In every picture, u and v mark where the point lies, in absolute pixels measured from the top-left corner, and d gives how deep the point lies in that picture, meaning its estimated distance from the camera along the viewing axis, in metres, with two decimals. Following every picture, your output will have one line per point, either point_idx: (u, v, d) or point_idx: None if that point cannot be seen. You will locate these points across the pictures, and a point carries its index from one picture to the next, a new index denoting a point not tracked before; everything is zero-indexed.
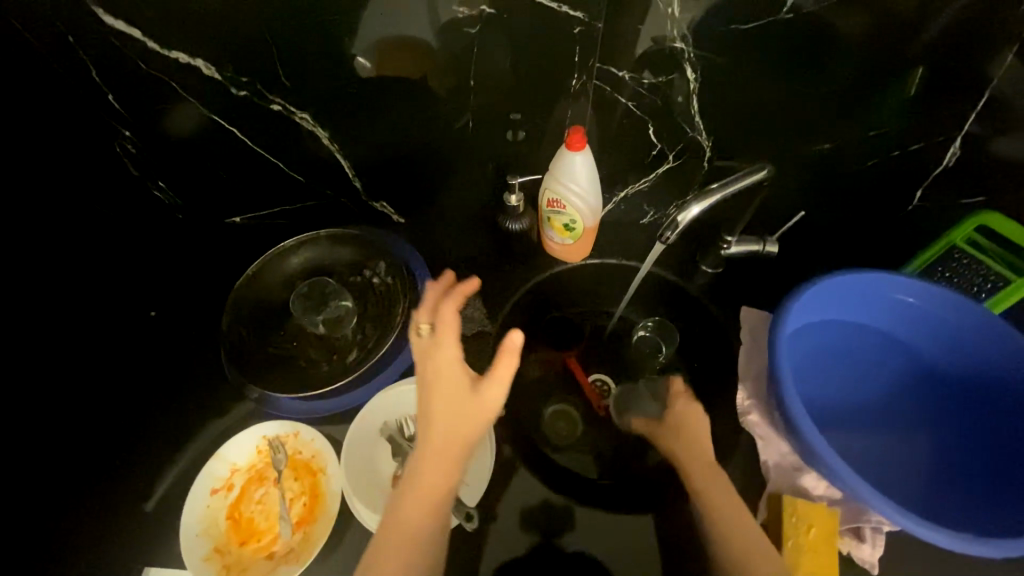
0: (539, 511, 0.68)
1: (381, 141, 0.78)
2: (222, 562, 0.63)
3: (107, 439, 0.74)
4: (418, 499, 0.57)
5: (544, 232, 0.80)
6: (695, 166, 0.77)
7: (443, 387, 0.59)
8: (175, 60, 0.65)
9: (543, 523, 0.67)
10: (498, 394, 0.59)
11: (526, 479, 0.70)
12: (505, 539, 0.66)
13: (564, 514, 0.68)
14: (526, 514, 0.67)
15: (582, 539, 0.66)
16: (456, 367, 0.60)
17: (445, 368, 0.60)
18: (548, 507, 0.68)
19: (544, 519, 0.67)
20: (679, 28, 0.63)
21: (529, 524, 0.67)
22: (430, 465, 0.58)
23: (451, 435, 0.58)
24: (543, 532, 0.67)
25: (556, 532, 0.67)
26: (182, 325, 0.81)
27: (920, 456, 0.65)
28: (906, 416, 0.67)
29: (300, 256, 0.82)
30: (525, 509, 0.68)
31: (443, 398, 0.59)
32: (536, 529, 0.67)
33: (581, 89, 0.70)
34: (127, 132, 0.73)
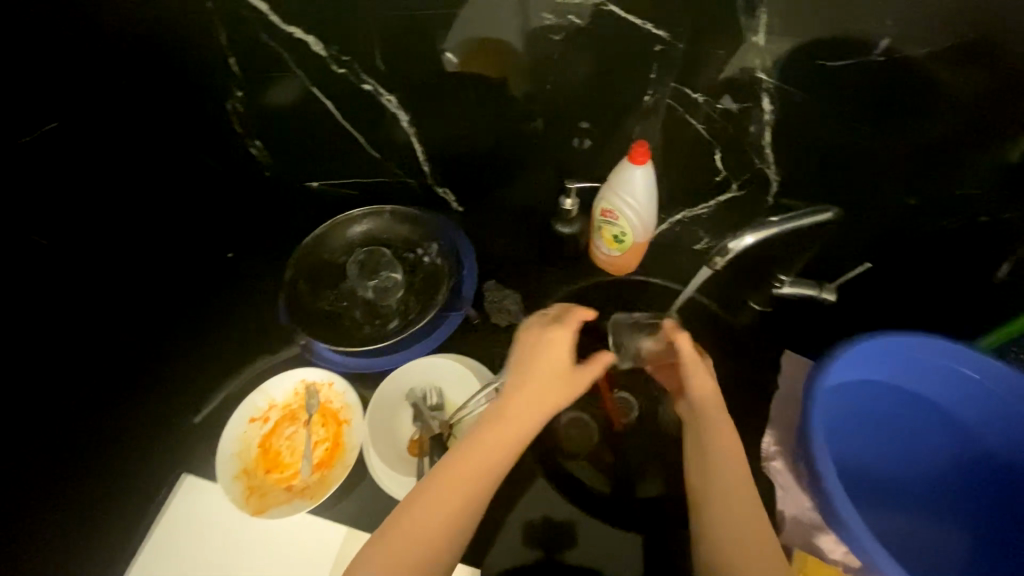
0: (542, 525, 0.74)
1: (454, 131, 0.83)
2: (246, 484, 0.69)
3: (174, 356, 0.83)
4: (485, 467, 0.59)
5: (593, 241, 0.81)
6: (758, 201, 0.76)
7: (552, 368, 0.64)
8: (291, 35, 0.72)
9: (545, 540, 0.74)
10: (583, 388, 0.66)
11: (537, 496, 0.76)
12: (511, 549, 0.73)
13: (565, 533, 0.74)
14: (531, 528, 0.74)
15: (584, 555, 0.73)
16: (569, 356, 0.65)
17: (560, 352, 0.65)
18: (550, 524, 0.74)
19: (548, 535, 0.74)
20: (763, 59, 0.62)
21: (533, 539, 0.74)
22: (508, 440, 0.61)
23: (528, 420, 0.62)
24: (545, 547, 0.73)
25: (557, 549, 0.73)
26: (253, 268, 0.90)
27: (954, 547, 0.60)
28: (950, 503, 0.63)
29: (365, 225, 0.88)
30: (529, 523, 0.75)
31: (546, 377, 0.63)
32: (540, 545, 0.73)
33: (652, 105, 0.71)
34: (239, 92, 0.82)
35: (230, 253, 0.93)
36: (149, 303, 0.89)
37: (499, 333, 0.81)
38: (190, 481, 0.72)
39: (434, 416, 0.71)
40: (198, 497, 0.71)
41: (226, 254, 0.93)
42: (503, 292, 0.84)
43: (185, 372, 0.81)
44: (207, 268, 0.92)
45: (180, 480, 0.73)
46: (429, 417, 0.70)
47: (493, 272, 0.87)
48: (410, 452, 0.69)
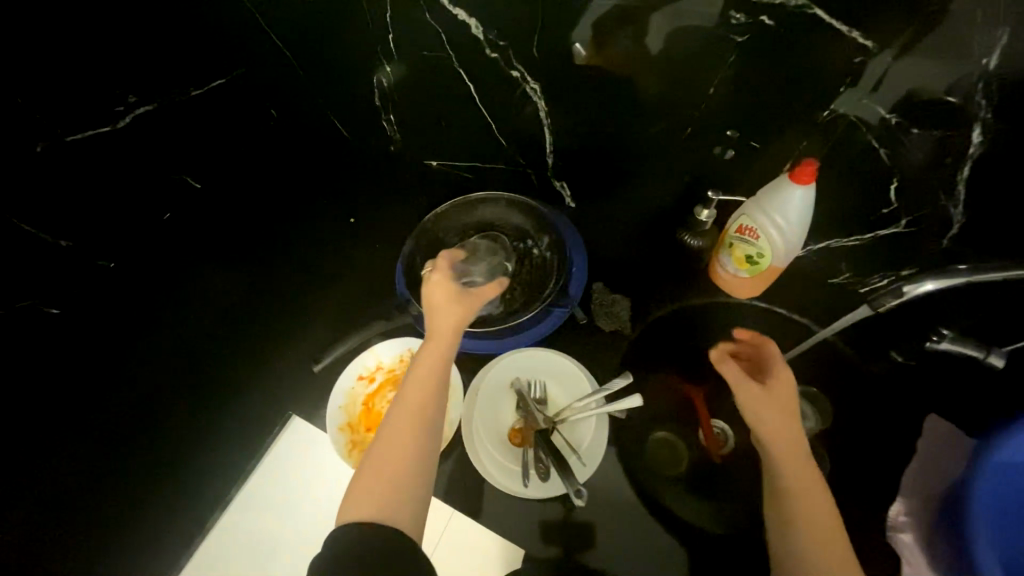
0: (561, 525, 0.71)
1: (589, 126, 0.81)
2: (350, 437, 0.73)
3: (294, 308, 0.89)
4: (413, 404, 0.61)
5: (718, 259, 0.76)
6: (925, 243, 0.67)
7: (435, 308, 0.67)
8: (454, 16, 0.73)
9: (565, 538, 0.71)
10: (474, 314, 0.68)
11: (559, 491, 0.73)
12: (528, 541, 0.71)
13: (585, 535, 0.71)
14: (547, 526, 0.71)
15: (604, 560, 0.71)
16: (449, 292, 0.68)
17: (438, 294, 0.68)
18: (568, 523, 0.72)
19: (569, 535, 0.71)
20: (985, 85, 0.54)
21: (551, 536, 0.71)
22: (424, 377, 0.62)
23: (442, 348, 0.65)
24: (565, 546, 0.71)
25: (577, 549, 0.71)
26: (371, 233, 0.96)
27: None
28: None
29: (482, 210, 0.90)
30: (547, 522, 0.71)
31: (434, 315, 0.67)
32: (559, 543, 0.71)
33: (830, 121, 0.64)
34: (388, 67, 0.84)
35: (351, 218, 0.99)
36: (275, 253, 0.95)
37: (601, 337, 0.80)
38: (297, 421, 0.79)
39: (539, 410, 0.72)
40: (303, 438, 0.78)
41: (347, 219, 0.99)
42: (613, 296, 0.82)
43: (302, 323, 0.87)
44: (329, 229, 0.98)
45: (289, 420, 0.79)
46: (535, 408, 0.72)
47: (600, 273, 0.85)
48: (512, 440, 0.72)
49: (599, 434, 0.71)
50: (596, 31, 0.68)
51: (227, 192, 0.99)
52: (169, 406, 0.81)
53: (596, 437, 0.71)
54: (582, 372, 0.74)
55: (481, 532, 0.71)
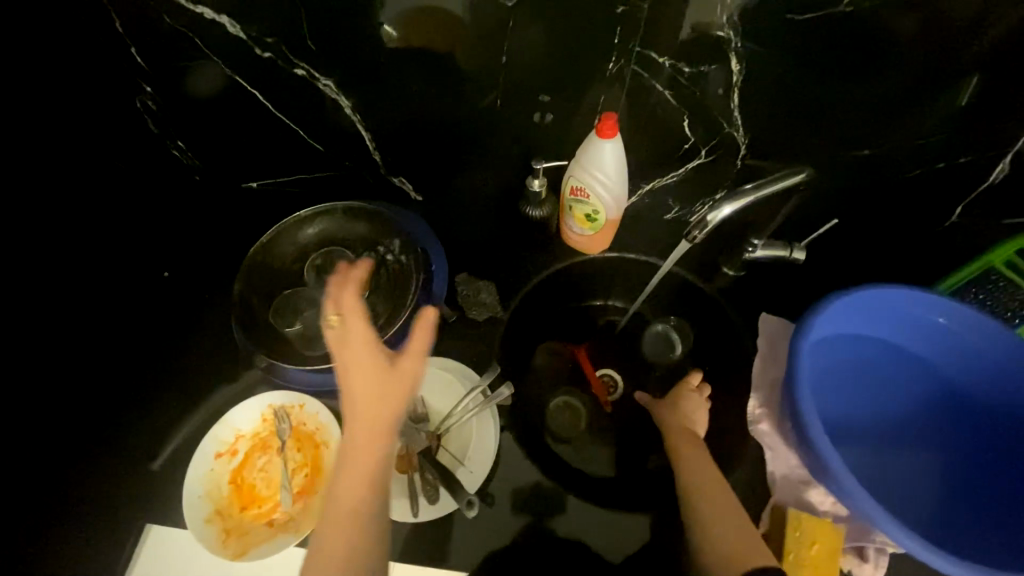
0: (531, 493, 0.69)
1: (404, 115, 0.75)
2: (222, 526, 0.64)
3: (120, 398, 0.74)
4: (348, 498, 0.55)
5: (564, 222, 0.77)
6: (727, 165, 0.74)
7: (357, 378, 0.56)
8: (201, 15, 0.62)
9: (534, 506, 0.68)
10: (415, 368, 0.57)
11: (513, 464, 0.70)
12: (498, 522, 0.67)
13: (556, 497, 0.68)
14: (518, 497, 0.68)
15: (570, 525, 0.67)
16: (373, 353, 0.56)
17: (358, 356, 0.56)
18: (540, 490, 0.69)
19: (538, 501, 0.68)
20: (728, 13, 0.58)
21: (521, 505, 0.68)
22: (353, 463, 0.55)
23: (368, 425, 0.55)
24: (535, 515, 0.68)
25: (546, 514, 0.68)
26: (195, 284, 0.82)
27: (926, 479, 0.64)
28: (921, 437, 0.66)
29: (316, 227, 0.81)
30: (517, 491, 0.68)
31: (359, 386, 0.56)
32: (529, 511, 0.68)
33: (617, 73, 0.66)
34: (149, 87, 0.71)
35: (167, 271, 0.83)
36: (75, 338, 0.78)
37: (476, 328, 0.78)
38: (155, 529, 0.67)
39: (419, 428, 0.68)
40: (167, 544, 0.66)
41: (161, 274, 0.83)
42: (477, 283, 0.79)
43: (134, 412, 0.73)
44: (140, 292, 0.82)
45: (145, 530, 0.66)
46: (415, 429, 0.68)
47: (462, 264, 0.82)
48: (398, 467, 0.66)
49: (483, 434, 0.69)
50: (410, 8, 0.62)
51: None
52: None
53: (482, 438, 0.68)
54: (461, 375, 0.73)
55: (440, 530, 0.66)
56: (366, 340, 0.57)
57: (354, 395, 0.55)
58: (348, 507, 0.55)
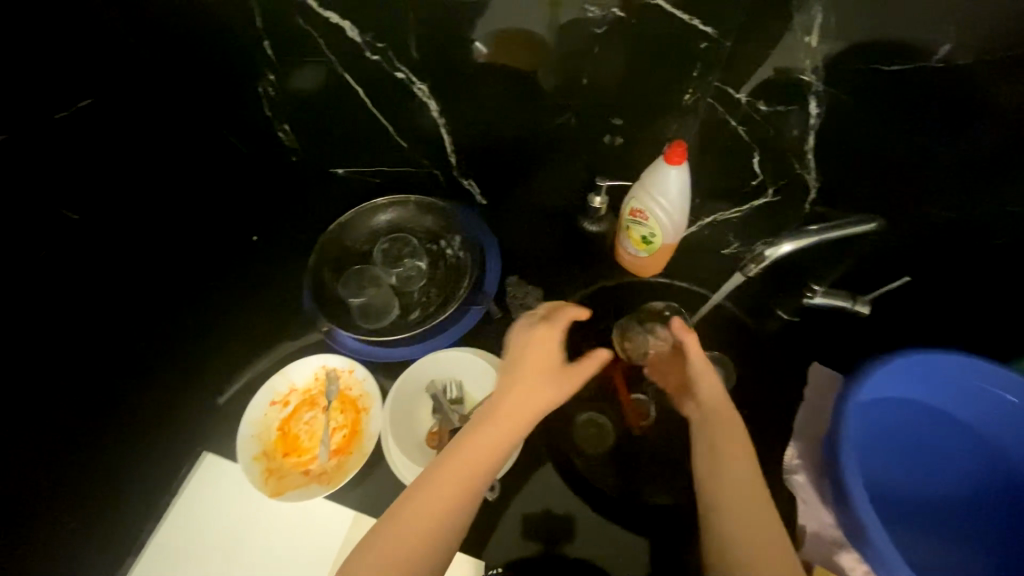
0: (541, 517, 0.74)
1: (484, 123, 0.81)
2: (266, 466, 0.70)
3: (198, 337, 0.84)
4: (469, 461, 0.59)
5: (619, 240, 0.79)
6: (794, 206, 0.73)
7: (538, 362, 0.65)
8: (327, 19, 0.71)
9: (546, 531, 0.73)
10: (581, 379, 0.66)
11: (532, 488, 0.75)
12: (512, 540, 0.73)
13: (565, 523, 0.73)
14: (530, 522, 0.73)
15: (578, 547, 0.72)
16: (557, 348, 0.67)
17: (547, 343, 0.67)
18: (551, 517, 0.74)
19: (548, 528, 0.73)
20: (814, 59, 0.59)
21: (532, 530, 0.73)
22: (494, 432, 0.60)
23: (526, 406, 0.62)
24: (544, 542, 0.73)
25: (557, 540, 0.73)
26: (279, 250, 0.92)
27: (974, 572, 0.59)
28: (981, 527, 0.60)
29: (389, 214, 0.88)
30: (528, 516, 0.74)
31: (536, 369, 0.65)
32: (539, 538, 0.73)
33: (692, 105, 0.68)
34: (271, 76, 0.82)
35: (255, 236, 0.94)
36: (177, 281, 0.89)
37: None
38: (210, 458, 0.74)
39: (454, 409, 0.72)
40: (220, 473, 0.73)
41: (250, 237, 0.94)
42: (525, 287, 0.83)
43: (209, 352, 0.82)
44: (232, 250, 0.93)
45: (201, 457, 0.74)
46: (449, 409, 0.71)
47: (514, 267, 0.86)
48: (427, 443, 0.70)
49: None
50: (504, 29, 0.68)
51: (112, 222, 0.88)
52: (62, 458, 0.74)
53: None
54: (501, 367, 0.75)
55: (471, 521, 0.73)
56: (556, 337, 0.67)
57: (528, 372, 0.64)
58: (468, 474, 0.58)
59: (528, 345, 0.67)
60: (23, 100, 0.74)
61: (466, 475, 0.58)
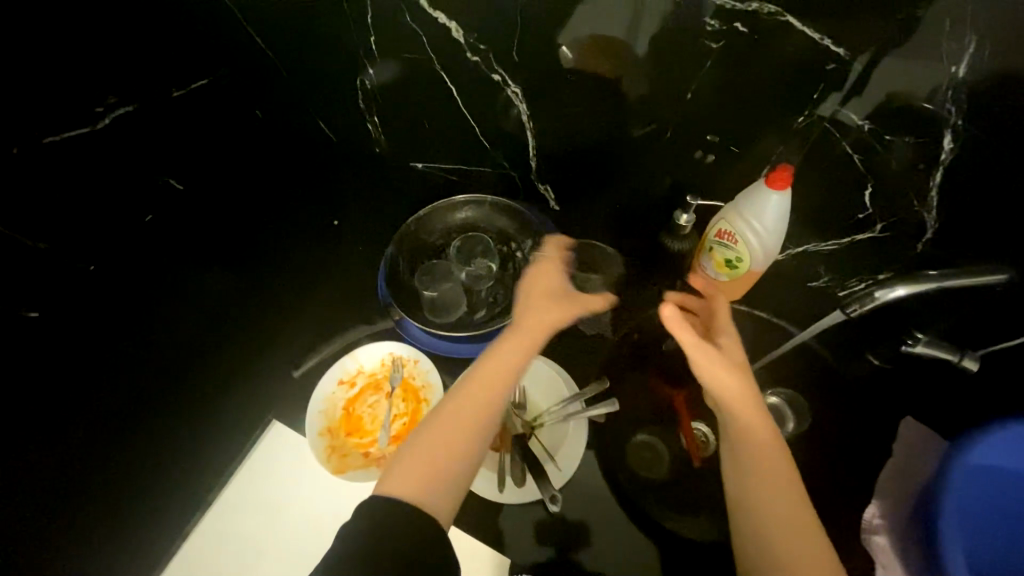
0: (552, 524, 0.71)
1: (571, 130, 0.80)
2: (329, 442, 0.73)
3: (274, 311, 0.89)
4: (487, 374, 0.61)
5: (698, 261, 0.76)
6: (902, 246, 0.68)
7: (536, 294, 0.69)
8: (434, 19, 0.72)
9: (560, 538, 0.71)
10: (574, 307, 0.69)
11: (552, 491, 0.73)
12: (523, 544, 0.71)
13: (580, 530, 0.71)
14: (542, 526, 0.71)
15: (595, 559, 0.71)
16: (549, 284, 0.71)
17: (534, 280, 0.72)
18: (565, 523, 0.72)
19: (563, 534, 0.71)
20: (954, 91, 0.54)
21: (545, 535, 0.71)
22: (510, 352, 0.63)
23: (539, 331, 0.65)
24: (559, 547, 0.71)
25: (572, 547, 0.71)
26: (357, 236, 0.96)
27: None
28: None
29: (465, 213, 0.89)
30: (540, 522, 0.71)
31: (537, 298, 0.69)
32: (553, 542, 0.71)
33: (805, 127, 0.65)
34: (371, 70, 0.85)
35: (335, 220, 0.98)
36: (263, 256, 0.95)
37: (583, 340, 0.80)
38: (277, 427, 0.78)
39: (517, 413, 0.72)
40: (284, 441, 0.77)
41: (331, 221, 0.98)
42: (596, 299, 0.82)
43: (286, 325, 0.87)
44: (313, 231, 0.98)
45: (269, 425, 0.78)
46: (513, 413, 0.72)
47: None
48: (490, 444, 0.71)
49: (575, 440, 0.71)
50: (605, 37, 0.66)
51: (210, 194, 0.97)
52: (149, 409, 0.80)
53: (572, 444, 0.71)
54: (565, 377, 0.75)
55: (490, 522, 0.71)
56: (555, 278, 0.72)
57: (529, 301, 0.68)
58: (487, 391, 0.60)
59: (532, 300, 0.69)
60: (118, 81, 0.78)
61: (486, 390, 0.60)
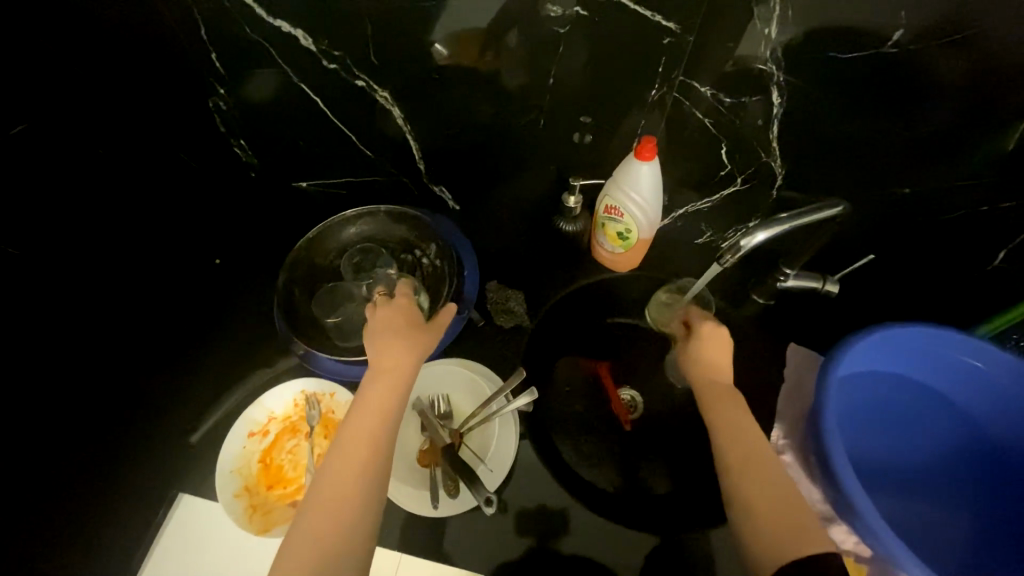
0: (536, 514, 0.68)
1: (451, 129, 0.79)
2: (248, 502, 0.67)
3: (157, 374, 0.79)
4: (356, 439, 0.59)
5: (595, 238, 0.79)
6: (762, 193, 0.75)
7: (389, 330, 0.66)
8: (278, 28, 0.67)
9: (539, 526, 0.68)
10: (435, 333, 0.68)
11: (528, 477, 0.70)
12: (499, 543, 0.67)
13: (560, 516, 0.68)
14: (524, 517, 0.68)
15: (577, 546, 0.67)
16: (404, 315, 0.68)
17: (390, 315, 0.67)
18: (545, 511, 0.68)
19: (541, 521, 0.68)
20: (770, 46, 0.60)
21: (525, 525, 0.67)
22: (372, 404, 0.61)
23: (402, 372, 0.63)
24: (539, 535, 0.67)
25: (553, 536, 0.67)
26: (245, 271, 0.88)
27: (945, 525, 0.63)
28: (947, 481, 0.66)
29: (359, 227, 0.85)
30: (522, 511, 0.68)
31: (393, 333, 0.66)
32: (532, 532, 0.67)
33: (658, 101, 0.69)
34: (222, 90, 0.77)
35: (218, 259, 0.89)
36: (136, 314, 0.84)
37: (501, 335, 0.80)
38: (187, 500, 0.70)
39: (443, 424, 0.71)
40: (196, 515, 0.69)
41: (213, 261, 0.89)
42: (506, 292, 0.82)
43: (176, 385, 0.78)
44: (193, 276, 0.88)
45: (178, 499, 0.70)
46: (439, 426, 0.70)
47: (494, 272, 0.85)
48: (421, 462, 0.69)
49: (504, 438, 0.70)
50: (459, 31, 0.66)
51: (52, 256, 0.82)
52: (31, 509, 0.71)
53: (502, 441, 0.70)
54: (487, 377, 0.75)
55: (444, 540, 0.67)
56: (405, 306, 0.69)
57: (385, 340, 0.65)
58: (358, 455, 0.58)
59: (392, 324, 0.66)
60: None
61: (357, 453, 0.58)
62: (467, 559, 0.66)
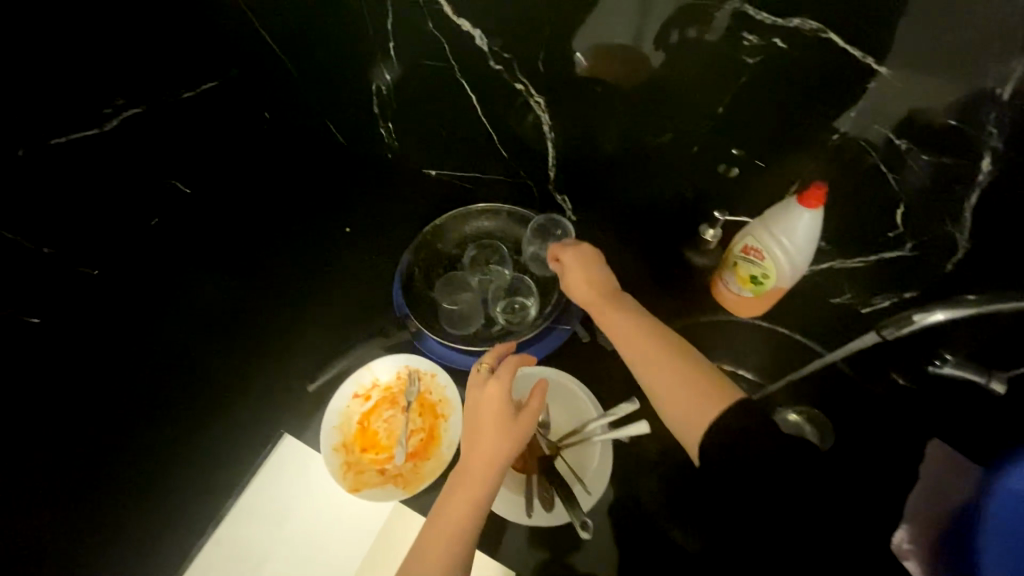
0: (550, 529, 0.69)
1: (593, 142, 0.79)
2: (344, 459, 0.72)
3: (281, 319, 0.87)
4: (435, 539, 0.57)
5: (722, 276, 0.75)
6: (934, 265, 0.66)
7: (483, 418, 0.60)
8: (460, 28, 0.69)
9: (554, 540, 0.69)
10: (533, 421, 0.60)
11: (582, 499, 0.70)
12: (517, 550, 0.69)
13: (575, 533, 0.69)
14: (537, 530, 0.70)
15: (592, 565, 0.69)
16: (500, 402, 0.60)
17: (487, 399, 0.60)
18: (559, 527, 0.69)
19: (555, 537, 0.69)
20: (996, 110, 0.52)
21: (540, 538, 0.69)
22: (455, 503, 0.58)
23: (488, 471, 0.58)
24: (552, 549, 0.69)
25: (567, 552, 0.69)
26: (370, 242, 0.94)
27: None
28: None
29: (484, 221, 0.87)
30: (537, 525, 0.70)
31: (486, 422, 0.59)
32: (547, 546, 0.69)
33: (842, 143, 0.63)
34: (388, 76, 0.82)
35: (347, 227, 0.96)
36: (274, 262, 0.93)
37: (603, 355, 0.78)
38: (290, 442, 0.77)
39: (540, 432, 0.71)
40: (297, 457, 0.76)
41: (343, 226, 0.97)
42: None
43: (296, 333, 0.85)
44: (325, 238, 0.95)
45: (281, 438, 0.77)
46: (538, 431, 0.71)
47: None
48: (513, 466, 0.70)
49: (603, 461, 0.69)
50: (618, 44, 0.64)
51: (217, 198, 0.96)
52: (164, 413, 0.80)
53: (600, 463, 0.69)
54: (588, 396, 0.74)
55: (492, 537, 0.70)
56: (502, 390, 0.60)
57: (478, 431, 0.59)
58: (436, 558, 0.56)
59: (486, 427, 0.59)
60: (124, 81, 0.80)
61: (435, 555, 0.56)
62: (512, 561, 0.69)
